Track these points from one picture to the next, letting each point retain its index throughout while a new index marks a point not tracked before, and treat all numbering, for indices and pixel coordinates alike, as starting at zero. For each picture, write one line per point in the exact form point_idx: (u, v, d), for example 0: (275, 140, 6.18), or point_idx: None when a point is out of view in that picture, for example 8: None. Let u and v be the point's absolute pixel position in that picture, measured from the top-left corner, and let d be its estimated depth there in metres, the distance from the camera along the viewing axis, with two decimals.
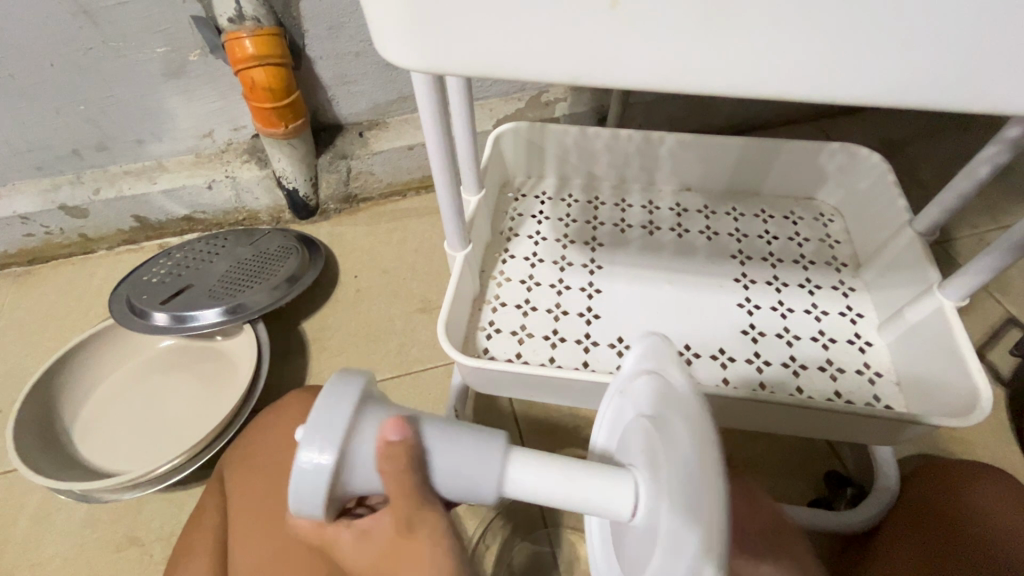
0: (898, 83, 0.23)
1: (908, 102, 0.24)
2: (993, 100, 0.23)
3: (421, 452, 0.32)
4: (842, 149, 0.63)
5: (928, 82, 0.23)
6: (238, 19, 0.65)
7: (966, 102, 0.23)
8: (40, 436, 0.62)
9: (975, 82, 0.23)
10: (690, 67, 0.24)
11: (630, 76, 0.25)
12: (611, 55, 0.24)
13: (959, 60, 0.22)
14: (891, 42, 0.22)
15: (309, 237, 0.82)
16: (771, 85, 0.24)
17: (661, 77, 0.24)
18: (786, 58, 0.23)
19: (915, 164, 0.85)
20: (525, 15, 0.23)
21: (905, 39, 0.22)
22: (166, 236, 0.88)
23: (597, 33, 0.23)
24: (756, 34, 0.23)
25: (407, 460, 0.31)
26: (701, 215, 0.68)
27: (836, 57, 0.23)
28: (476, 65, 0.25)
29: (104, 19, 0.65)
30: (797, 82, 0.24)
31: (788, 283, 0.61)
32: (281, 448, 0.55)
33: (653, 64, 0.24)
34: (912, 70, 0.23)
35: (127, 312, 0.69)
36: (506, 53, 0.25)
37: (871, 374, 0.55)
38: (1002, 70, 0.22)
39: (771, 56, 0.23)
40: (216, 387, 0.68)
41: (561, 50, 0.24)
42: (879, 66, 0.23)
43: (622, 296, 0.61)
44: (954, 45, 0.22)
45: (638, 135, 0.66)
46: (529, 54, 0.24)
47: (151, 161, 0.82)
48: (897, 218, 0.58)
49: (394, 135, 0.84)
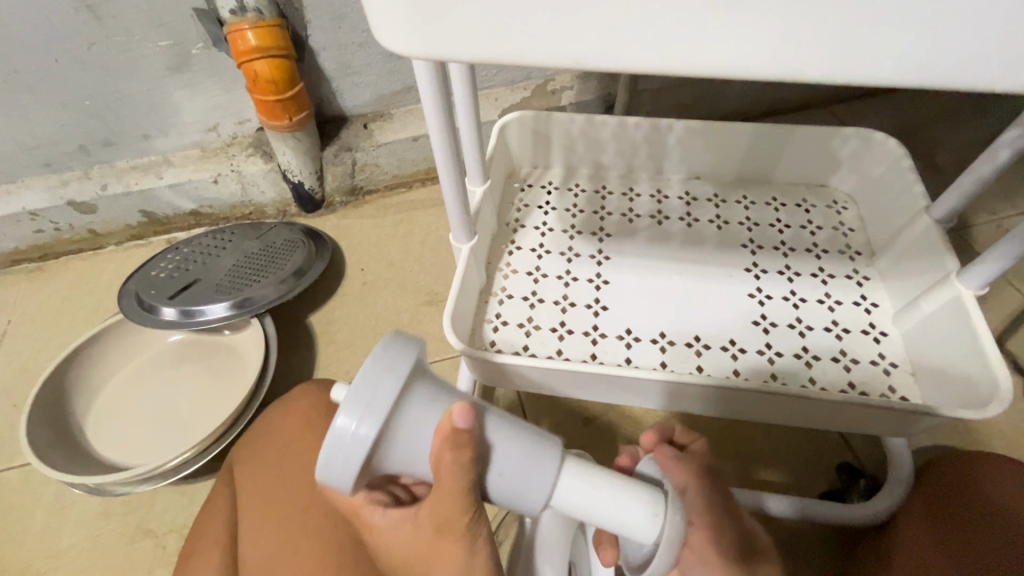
0: (917, 61, 0.22)
1: (928, 80, 0.23)
2: (1018, 79, 0.22)
3: (478, 443, 0.34)
4: (857, 134, 0.61)
5: (954, 58, 0.22)
6: (239, 10, 0.64)
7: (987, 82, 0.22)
8: (53, 430, 0.63)
9: (1000, 59, 0.22)
10: (699, 45, 0.23)
11: (637, 57, 0.24)
12: (614, 40, 0.23)
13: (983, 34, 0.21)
14: (913, 17, 0.21)
15: (316, 230, 0.82)
16: (787, 64, 0.23)
17: (668, 61, 0.24)
18: (801, 38, 0.22)
19: (932, 149, 0.82)
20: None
21: (927, 14, 0.21)
22: (174, 231, 0.88)
23: (603, 16, 0.22)
24: (767, 13, 0.21)
25: (469, 451, 0.33)
26: (711, 203, 0.67)
27: (853, 36, 0.22)
28: (474, 53, 0.25)
29: (106, 13, 0.65)
30: (812, 61, 0.23)
31: (800, 273, 0.60)
32: (290, 441, 0.55)
33: (660, 47, 0.23)
34: (933, 49, 0.22)
35: (137, 308, 0.70)
36: (506, 37, 0.24)
37: (886, 365, 0.53)
38: None
39: (785, 36, 0.22)
40: (225, 381, 0.69)
41: (564, 34, 0.23)
42: (898, 44, 0.22)
43: (630, 287, 0.60)
44: (982, 22, 0.21)
45: (646, 122, 0.65)
46: (531, 37, 0.24)
47: (157, 156, 0.82)
48: (914, 205, 0.57)
49: (399, 127, 0.83)
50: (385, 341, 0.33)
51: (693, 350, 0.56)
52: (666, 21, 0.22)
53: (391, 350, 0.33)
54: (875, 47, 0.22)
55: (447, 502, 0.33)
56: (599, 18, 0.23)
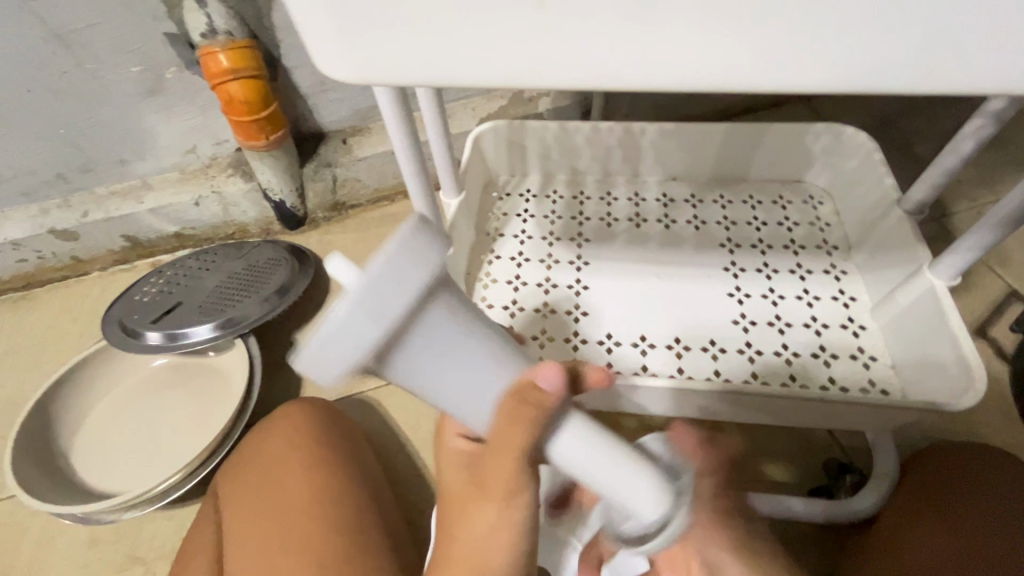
0: (851, 65, 0.22)
1: (866, 82, 0.23)
2: (940, 80, 0.23)
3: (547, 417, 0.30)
4: (828, 129, 0.62)
5: (885, 59, 0.22)
6: (210, 34, 0.65)
7: (920, 83, 0.23)
8: (38, 461, 0.62)
9: (922, 60, 0.22)
10: (633, 57, 0.23)
11: (575, 72, 0.24)
12: (548, 60, 0.23)
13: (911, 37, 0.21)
14: (837, 26, 0.21)
15: (300, 247, 0.82)
16: (723, 69, 0.23)
17: (602, 77, 0.24)
18: (731, 50, 0.22)
19: (908, 139, 0.83)
20: (456, 20, 0.22)
21: (847, 24, 0.21)
22: (158, 254, 0.88)
23: (534, 36, 0.23)
24: (694, 28, 0.22)
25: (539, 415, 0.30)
26: (688, 204, 0.67)
27: (780, 45, 0.22)
28: (414, 77, 0.25)
29: (77, 42, 0.65)
30: (745, 68, 0.23)
31: (778, 270, 0.60)
32: (275, 463, 0.55)
33: (593, 64, 0.23)
34: (858, 56, 0.22)
35: (120, 333, 0.70)
36: (442, 58, 0.24)
37: (866, 359, 0.54)
38: (959, 45, 0.21)
39: (716, 49, 0.22)
40: (211, 403, 0.69)
41: (500, 56, 0.24)
42: (830, 52, 0.22)
43: (610, 291, 0.60)
44: (900, 27, 0.21)
45: (619, 127, 0.65)
46: (465, 56, 0.24)
47: (137, 181, 0.82)
48: (885, 198, 0.57)
49: (377, 141, 0.84)
50: (413, 234, 0.26)
51: (673, 352, 0.56)
52: (597, 35, 0.22)
53: (416, 239, 0.26)
54: (809, 53, 0.22)
55: (510, 466, 0.31)
56: (531, 36, 0.23)
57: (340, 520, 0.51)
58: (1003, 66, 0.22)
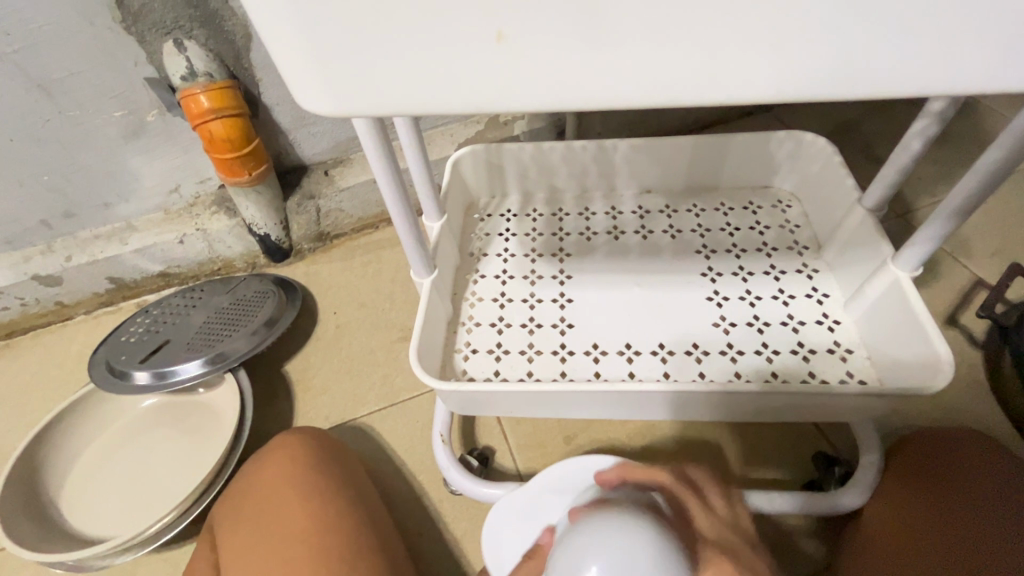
0: (787, 75, 0.25)
1: (803, 88, 0.25)
2: (866, 86, 0.25)
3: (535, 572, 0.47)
4: (789, 137, 0.65)
5: (818, 68, 0.24)
6: (190, 76, 0.66)
7: (851, 89, 0.25)
8: (26, 511, 0.61)
9: (848, 69, 0.24)
10: (593, 78, 0.25)
11: (539, 93, 0.26)
12: (508, 83, 0.25)
13: (837, 48, 0.24)
14: (768, 43, 0.23)
15: (286, 279, 0.83)
16: (674, 84, 0.25)
17: (558, 98, 0.26)
18: (678, 66, 0.24)
19: (868, 142, 0.87)
20: (422, 54, 0.24)
21: (778, 35, 0.23)
22: (143, 295, 0.88)
23: (496, 64, 0.25)
24: (642, 49, 0.24)
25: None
26: (663, 215, 0.69)
27: (722, 63, 0.24)
28: (389, 108, 0.27)
29: (58, 90, 0.66)
30: (694, 84, 0.25)
31: (753, 272, 0.62)
32: (274, 490, 0.55)
33: (549, 88, 0.25)
34: (792, 70, 0.24)
35: (108, 376, 0.69)
36: (413, 88, 0.26)
37: (842, 352, 0.55)
38: (880, 53, 0.24)
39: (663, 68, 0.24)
40: (202, 439, 0.68)
41: (465, 87, 0.26)
42: (768, 63, 0.24)
43: (592, 303, 0.62)
44: (828, 38, 0.23)
45: (592, 144, 0.68)
46: (436, 84, 0.26)
47: (121, 223, 0.82)
48: (848, 197, 0.60)
49: (358, 171, 0.85)
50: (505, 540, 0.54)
51: (658, 357, 0.56)
52: (558, 57, 0.24)
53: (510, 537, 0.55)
54: (750, 67, 0.24)
55: None
56: (496, 64, 0.25)
57: (336, 550, 0.51)
58: (920, 70, 0.24)
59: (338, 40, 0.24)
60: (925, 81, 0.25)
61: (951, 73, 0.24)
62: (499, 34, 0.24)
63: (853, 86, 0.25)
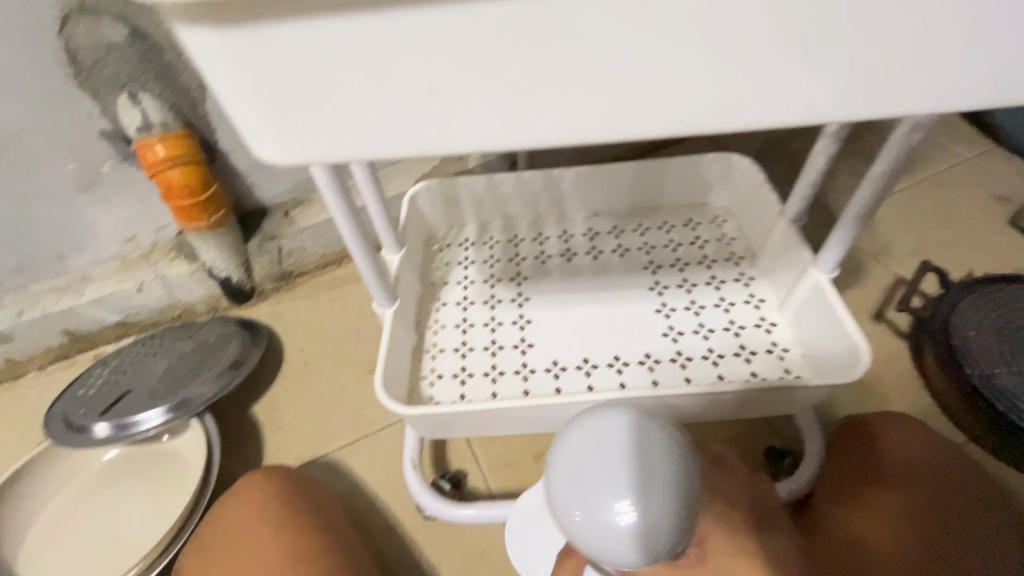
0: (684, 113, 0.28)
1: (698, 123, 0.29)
2: (759, 118, 0.29)
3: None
4: (717, 158, 0.71)
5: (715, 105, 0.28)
6: (146, 127, 0.68)
7: (738, 122, 0.29)
8: None
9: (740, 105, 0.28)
10: (521, 120, 0.28)
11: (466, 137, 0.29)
12: (444, 130, 0.28)
13: (721, 90, 0.27)
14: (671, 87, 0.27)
15: (249, 320, 0.83)
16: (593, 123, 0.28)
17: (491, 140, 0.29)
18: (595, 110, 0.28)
19: (793, 160, 0.95)
20: (366, 105, 0.27)
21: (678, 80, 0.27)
22: (100, 346, 0.86)
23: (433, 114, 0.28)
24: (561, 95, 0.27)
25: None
26: (611, 235, 0.74)
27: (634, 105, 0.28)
28: (337, 155, 0.30)
29: (10, 147, 0.66)
30: (611, 121, 0.28)
31: (696, 283, 0.67)
32: (247, 528, 0.56)
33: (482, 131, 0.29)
34: (695, 108, 0.28)
35: (65, 430, 0.68)
36: (358, 135, 0.29)
37: (780, 351, 0.59)
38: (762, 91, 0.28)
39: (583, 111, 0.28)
40: (167, 489, 0.67)
41: (408, 132, 0.29)
42: (674, 103, 0.28)
43: (550, 322, 0.65)
44: (722, 81, 0.27)
45: (540, 174, 0.72)
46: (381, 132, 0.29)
47: (75, 275, 0.81)
48: (772, 210, 0.66)
49: (319, 210, 0.88)
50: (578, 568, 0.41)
51: (614, 368, 0.60)
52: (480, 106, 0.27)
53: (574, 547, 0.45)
54: (652, 108, 0.28)
55: None
56: (431, 113, 0.28)
57: None
58: (794, 105, 0.28)
59: (282, 98, 0.27)
60: (796, 111, 0.29)
61: (815, 104, 0.28)
62: (431, 89, 0.27)
63: (739, 120, 0.29)
